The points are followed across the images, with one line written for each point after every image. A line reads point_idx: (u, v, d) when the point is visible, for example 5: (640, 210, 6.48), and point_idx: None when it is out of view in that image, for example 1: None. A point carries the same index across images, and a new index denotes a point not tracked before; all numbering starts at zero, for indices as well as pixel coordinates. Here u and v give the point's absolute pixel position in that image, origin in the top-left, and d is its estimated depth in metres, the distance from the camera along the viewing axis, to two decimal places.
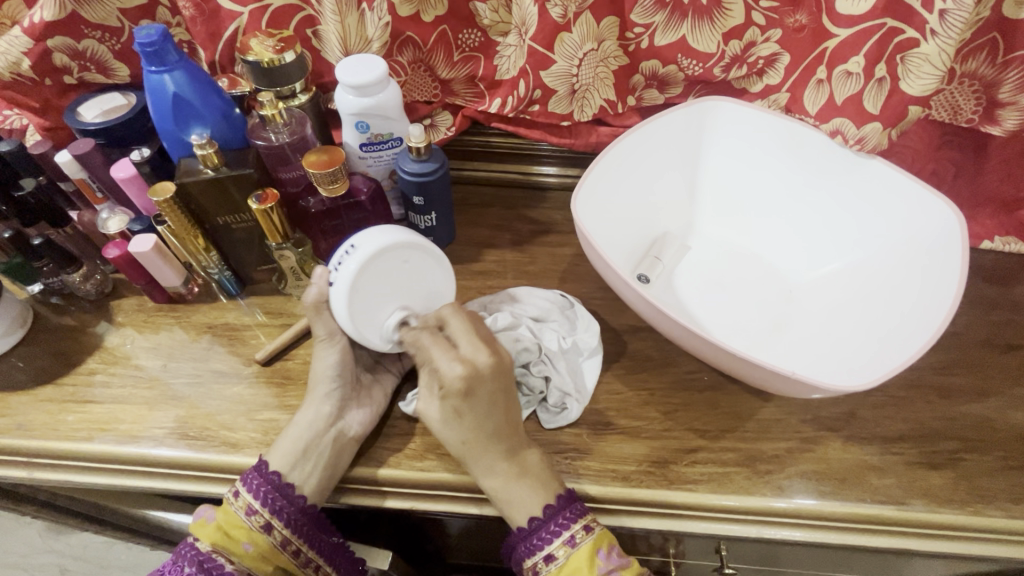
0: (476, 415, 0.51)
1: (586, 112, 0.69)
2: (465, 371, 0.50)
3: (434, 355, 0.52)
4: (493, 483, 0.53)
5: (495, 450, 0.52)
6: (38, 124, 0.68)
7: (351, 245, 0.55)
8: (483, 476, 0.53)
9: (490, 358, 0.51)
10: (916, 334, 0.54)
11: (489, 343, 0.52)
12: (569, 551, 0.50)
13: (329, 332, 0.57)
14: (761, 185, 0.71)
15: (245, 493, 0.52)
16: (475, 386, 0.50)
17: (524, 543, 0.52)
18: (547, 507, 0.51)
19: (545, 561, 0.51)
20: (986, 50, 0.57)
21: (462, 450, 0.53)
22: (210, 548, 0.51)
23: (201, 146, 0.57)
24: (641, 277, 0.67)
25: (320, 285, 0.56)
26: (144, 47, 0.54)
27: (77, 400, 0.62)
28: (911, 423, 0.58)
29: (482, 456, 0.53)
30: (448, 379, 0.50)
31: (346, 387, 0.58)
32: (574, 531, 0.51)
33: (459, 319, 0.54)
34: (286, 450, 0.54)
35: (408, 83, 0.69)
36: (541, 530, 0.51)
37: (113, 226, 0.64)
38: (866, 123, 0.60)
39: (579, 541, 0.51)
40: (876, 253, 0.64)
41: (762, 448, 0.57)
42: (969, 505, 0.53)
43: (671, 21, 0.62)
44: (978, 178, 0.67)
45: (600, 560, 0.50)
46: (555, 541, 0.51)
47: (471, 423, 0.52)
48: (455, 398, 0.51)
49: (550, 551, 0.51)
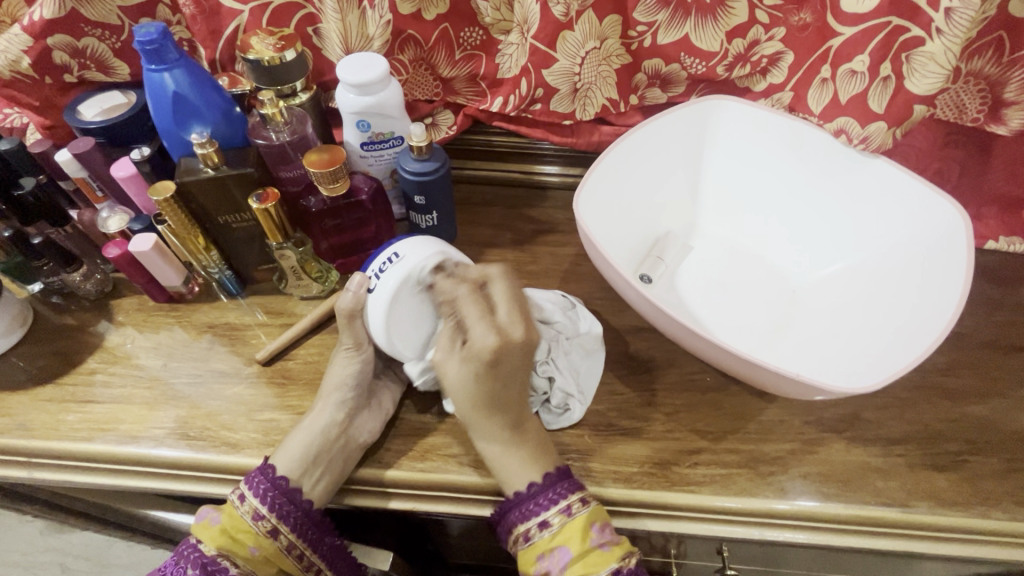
0: (496, 381, 0.53)
1: (589, 110, 0.68)
2: (498, 341, 0.52)
3: (469, 316, 0.54)
4: (489, 450, 0.54)
5: (500, 420, 0.53)
6: (39, 122, 0.68)
7: (396, 254, 0.56)
8: (483, 441, 0.54)
9: (523, 335, 0.53)
10: (921, 335, 0.54)
11: (525, 320, 0.54)
12: (564, 521, 0.50)
13: (355, 342, 0.58)
14: (764, 185, 0.71)
15: (252, 497, 0.52)
16: (503, 353, 0.52)
17: (517, 508, 0.52)
18: (545, 476, 0.51)
19: (537, 527, 0.51)
20: (992, 48, 0.56)
21: (470, 411, 0.53)
22: (215, 551, 0.51)
23: (201, 145, 0.56)
24: (643, 277, 0.66)
25: (357, 292, 0.56)
26: (144, 45, 0.54)
27: (77, 399, 0.62)
28: (915, 424, 0.57)
29: (486, 421, 0.53)
30: (477, 345, 0.52)
31: (358, 395, 0.57)
32: (570, 502, 0.50)
33: (501, 287, 0.55)
34: (295, 454, 0.54)
35: (409, 81, 0.68)
36: (538, 496, 0.51)
37: (113, 224, 0.64)
38: (871, 122, 0.59)
39: (574, 512, 0.50)
40: (879, 253, 0.63)
41: (764, 450, 0.56)
42: (973, 507, 0.53)
43: (673, 20, 0.61)
44: (983, 177, 0.66)
45: (593, 533, 0.50)
46: (551, 510, 0.50)
47: (486, 385, 0.53)
48: (477, 361, 0.52)
49: (544, 518, 0.50)
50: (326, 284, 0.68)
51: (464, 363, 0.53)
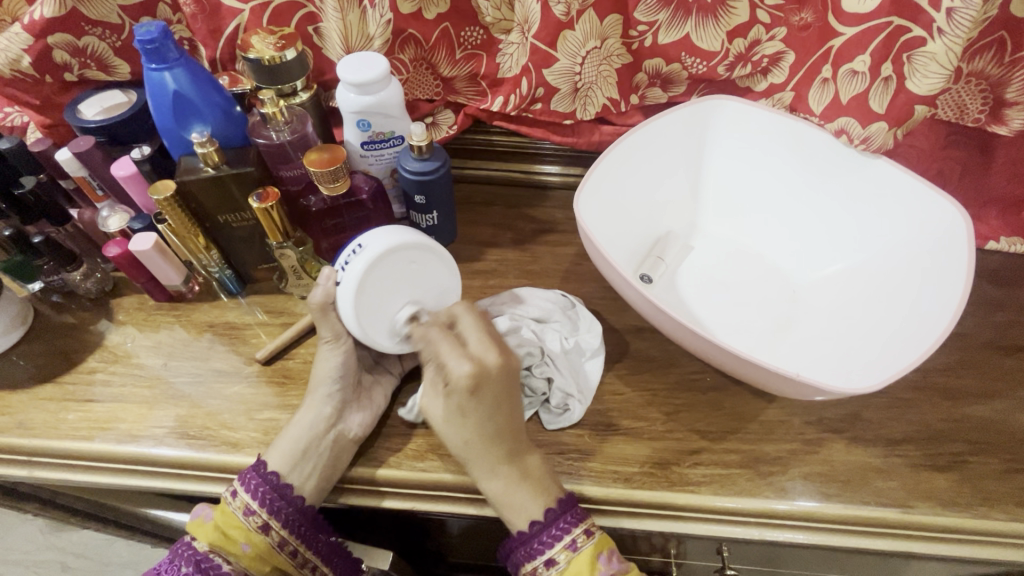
0: (480, 415, 0.51)
1: (589, 110, 0.68)
2: (472, 369, 0.50)
3: (443, 352, 0.52)
4: (495, 487, 0.52)
5: (498, 454, 0.52)
6: (39, 122, 0.68)
7: (359, 244, 0.55)
8: (484, 478, 0.53)
9: (499, 359, 0.51)
10: (921, 336, 0.54)
11: (499, 344, 0.52)
12: (570, 556, 0.50)
13: (334, 334, 0.57)
14: (764, 185, 0.71)
15: (243, 493, 0.52)
16: (482, 384, 0.50)
17: (524, 547, 0.52)
18: (549, 510, 0.51)
19: (545, 566, 0.51)
20: (993, 49, 0.56)
21: (465, 449, 0.52)
22: (207, 548, 0.52)
23: (202, 144, 0.56)
24: (643, 277, 0.66)
25: (327, 286, 0.56)
26: (145, 44, 0.54)
27: (77, 398, 0.62)
28: (916, 425, 0.57)
29: (484, 457, 0.52)
30: (455, 377, 0.50)
31: (346, 388, 0.57)
32: (575, 535, 0.51)
33: (470, 318, 0.54)
34: (285, 451, 0.54)
35: (410, 81, 0.68)
36: (543, 534, 0.51)
37: (113, 224, 0.64)
38: (872, 122, 0.59)
39: (580, 546, 0.50)
40: (879, 253, 0.63)
41: (765, 450, 0.56)
42: (974, 508, 0.53)
43: (675, 19, 0.61)
44: (984, 178, 0.66)
45: (601, 565, 0.50)
46: (556, 546, 0.51)
47: (476, 421, 0.51)
48: (458, 395, 0.50)
49: (551, 555, 0.51)
50: None
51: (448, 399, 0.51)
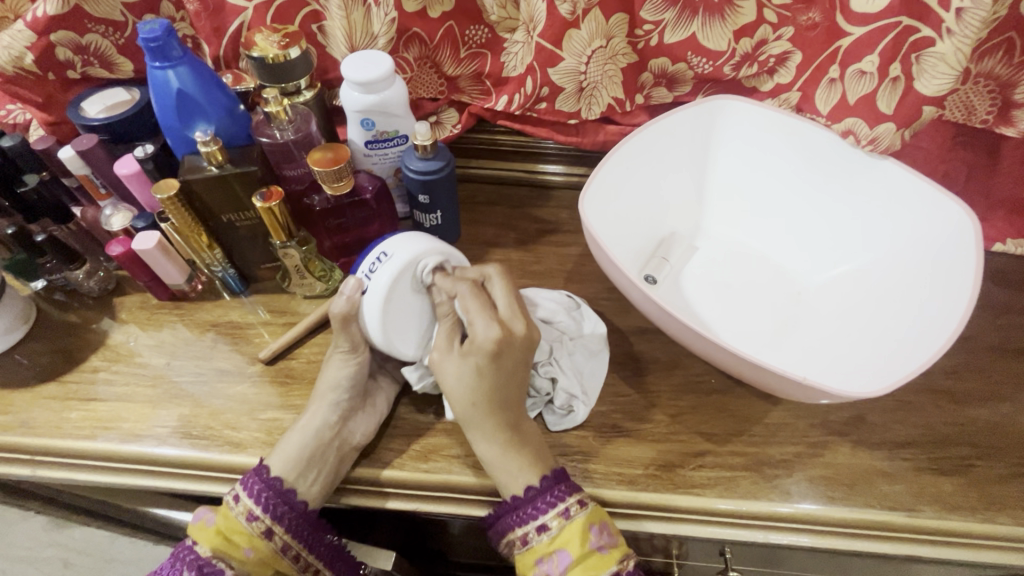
0: (499, 371, 0.53)
1: (594, 109, 0.68)
2: (501, 333, 0.52)
3: (471, 309, 0.54)
4: (488, 450, 0.53)
5: (499, 418, 0.53)
6: (42, 119, 0.68)
7: (385, 252, 0.55)
8: (479, 441, 0.53)
9: (525, 327, 0.54)
10: (928, 339, 0.54)
11: (525, 315, 0.55)
12: (562, 523, 0.50)
13: (351, 344, 0.57)
14: (770, 185, 0.70)
15: (246, 498, 0.52)
16: (507, 345, 0.52)
17: (515, 512, 0.51)
18: (543, 479, 0.51)
19: (536, 532, 0.50)
20: (1002, 49, 0.56)
21: (467, 410, 0.53)
22: (210, 553, 0.51)
23: (205, 143, 0.56)
24: (649, 278, 0.66)
25: (351, 295, 0.55)
26: (148, 42, 0.53)
27: (80, 397, 0.61)
28: (921, 428, 0.57)
29: (486, 420, 0.53)
30: (481, 336, 0.52)
31: (354, 396, 0.57)
32: (569, 504, 0.50)
33: (499, 286, 0.56)
34: (290, 456, 0.54)
35: (414, 79, 0.68)
36: (538, 500, 0.50)
37: (116, 223, 0.64)
38: (879, 123, 0.59)
39: (573, 514, 0.50)
40: (886, 255, 0.63)
41: (769, 452, 0.56)
42: (979, 512, 0.52)
43: (681, 19, 0.61)
44: (991, 179, 0.66)
45: (592, 534, 0.50)
46: (549, 513, 0.50)
47: (490, 380, 0.52)
48: (481, 353, 0.52)
49: (542, 521, 0.50)
50: (330, 282, 0.68)
51: (467, 355, 0.53)
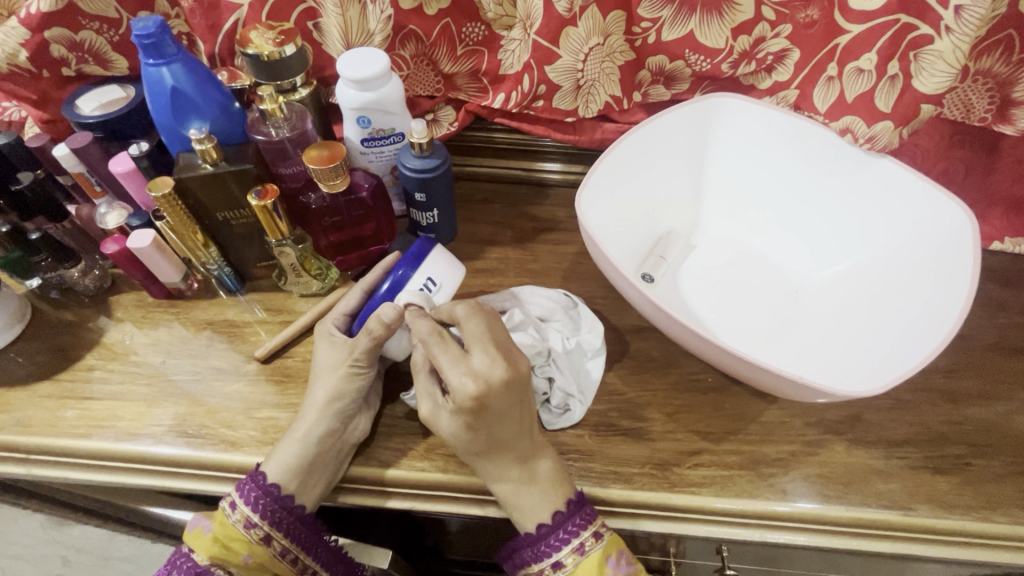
0: (489, 424, 0.50)
1: (591, 107, 0.67)
2: (476, 389, 0.48)
3: (443, 362, 0.50)
4: (503, 489, 0.53)
5: (506, 458, 0.52)
6: (37, 117, 0.67)
7: (433, 282, 0.57)
8: (494, 481, 0.53)
9: (506, 375, 0.49)
10: (926, 336, 0.54)
11: (504, 355, 0.50)
12: (578, 559, 0.51)
13: (366, 361, 0.56)
14: (766, 183, 0.70)
15: (243, 506, 0.51)
16: (486, 400, 0.48)
17: (531, 548, 0.52)
18: (556, 514, 0.51)
19: (553, 568, 0.51)
20: (1002, 47, 0.55)
21: (472, 457, 0.52)
22: (208, 561, 0.52)
23: (200, 140, 0.56)
24: (645, 277, 0.66)
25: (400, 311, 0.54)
26: (142, 39, 0.53)
27: (76, 396, 0.61)
28: (918, 427, 0.57)
29: (493, 464, 0.52)
30: (458, 395, 0.48)
31: (353, 402, 0.56)
32: (585, 539, 0.51)
33: (473, 324, 0.51)
34: (288, 464, 0.53)
35: (410, 77, 0.68)
36: (550, 539, 0.51)
37: (111, 220, 0.63)
38: (877, 121, 0.58)
39: (588, 549, 0.51)
40: (883, 253, 0.63)
41: (765, 451, 0.56)
42: (975, 510, 0.52)
43: (678, 16, 0.60)
44: (989, 178, 0.65)
45: (608, 567, 0.51)
46: (565, 549, 0.51)
47: (486, 433, 0.50)
48: (465, 413, 0.49)
49: (558, 557, 0.51)
50: (326, 282, 0.68)
51: (454, 413, 0.50)
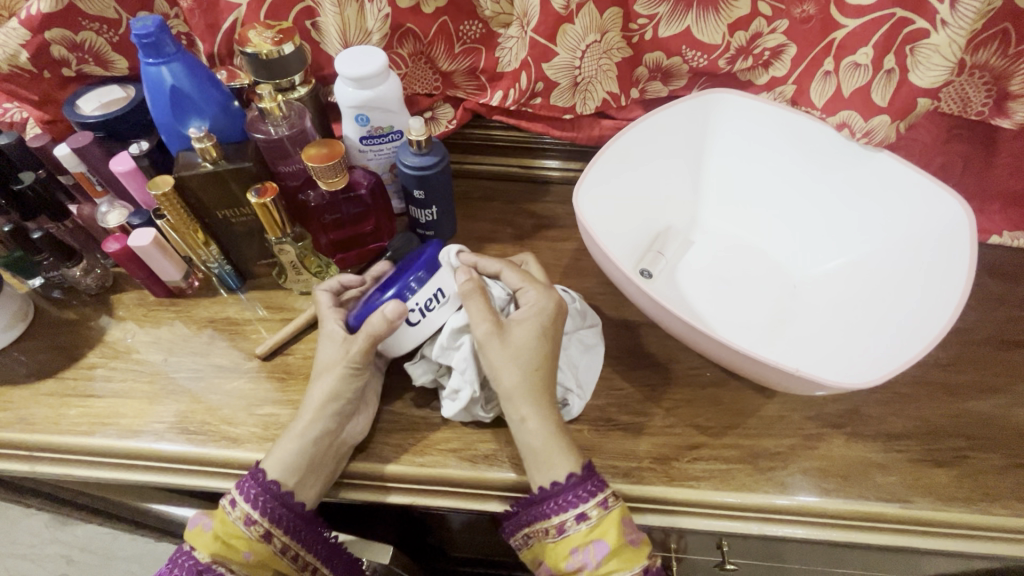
0: (551, 343, 0.55)
1: (589, 104, 0.67)
2: (558, 298, 0.56)
3: (522, 282, 0.58)
4: (540, 427, 0.52)
5: (549, 391, 0.54)
6: (38, 117, 0.68)
7: (441, 291, 0.55)
8: (530, 416, 0.52)
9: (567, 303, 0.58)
10: (922, 328, 0.54)
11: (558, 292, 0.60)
12: (602, 513, 0.50)
13: (363, 362, 0.55)
14: (764, 178, 0.70)
15: (243, 503, 0.52)
16: (561, 315, 0.56)
17: (554, 499, 0.50)
18: (586, 466, 0.51)
19: (574, 520, 0.50)
20: (998, 40, 0.56)
21: (520, 383, 0.53)
22: (209, 558, 0.52)
23: (199, 139, 0.56)
24: (644, 273, 0.66)
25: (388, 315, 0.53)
26: (141, 39, 0.53)
27: (78, 394, 0.62)
28: (916, 420, 0.57)
29: (536, 394, 0.53)
30: (542, 303, 0.56)
31: (351, 402, 0.55)
32: (608, 495, 0.50)
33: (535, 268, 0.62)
34: (287, 462, 0.53)
35: (409, 75, 0.68)
36: (577, 488, 0.50)
37: (113, 219, 0.64)
38: (874, 115, 0.58)
39: (611, 505, 0.50)
40: (880, 247, 0.63)
41: (764, 445, 0.56)
42: (973, 502, 0.52)
43: (675, 13, 0.60)
44: (986, 171, 0.65)
45: (626, 529, 0.50)
46: (590, 502, 0.50)
47: (549, 345, 0.55)
48: (542, 317, 0.55)
49: (582, 510, 0.50)
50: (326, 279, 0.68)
51: (529, 319, 0.55)
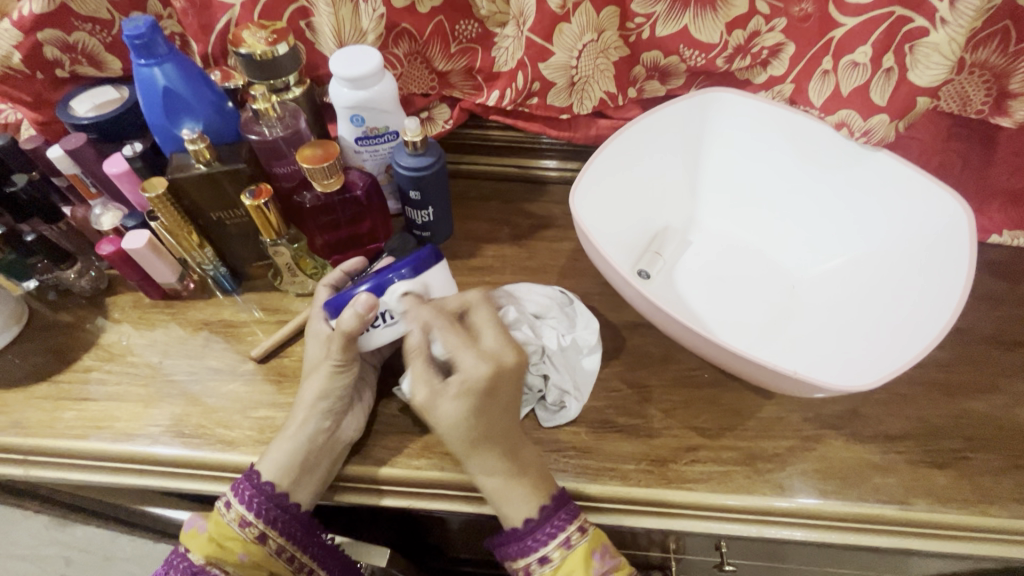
0: (491, 410, 0.51)
1: (586, 104, 0.67)
2: (490, 368, 0.51)
3: (453, 344, 0.53)
4: (490, 484, 0.52)
5: (497, 449, 0.52)
6: (32, 118, 0.67)
7: (390, 314, 0.54)
8: (481, 476, 0.52)
9: (517, 358, 0.52)
10: (921, 329, 0.54)
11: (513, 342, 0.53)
12: (564, 553, 0.50)
13: (345, 359, 0.54)
14: (762, 177, 0.70)
15: (238, 504, 0.51)
16: (496, 384, 0.51)
17: (518, 543, 0.51)
18: (543, 509, 0.51)
19: (539, 562, 0.51)
20: (997, 38, 0.55)
21: (464, 448, 0.52)
22: (204, 560, 0.51)
23: (192, 141, 0.56)
24: (641, 273, 0.65)
25: (358, 310, 0.51)
26: (133, 39, 0.53)
27: (73, 397, 0.61)
28: (915, 421, 0.57)
29: (481, 456, 0.52)
30: (470, 376, 0.51)
31: (341, 400, 0.55)
32: (569, 533, 0.50)
33: (483, 312, 0.55)
34: (281, 463, 0.53)
35: (404, 75, 0.68)
36: (537, 532, 0.51)
37: (106, 221, 0.63)
38: (873, 114, 0.58)
39: (574, 543, 0.50)
40: (880, 247, 0.63)
41: (762, 447, 0.56)
42: (973, 504, 0.52)
43: (672, 11, 0.60)
44: (986, 170, 0.65)
45: (594, 562, 0.50)
46: (550, 544, 0.50)
47: (490, 414, 0.51)
48: (471, 393, 0.50)
49: (544, 553, 0.51)
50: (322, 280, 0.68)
51: (456, 394, 0.51)
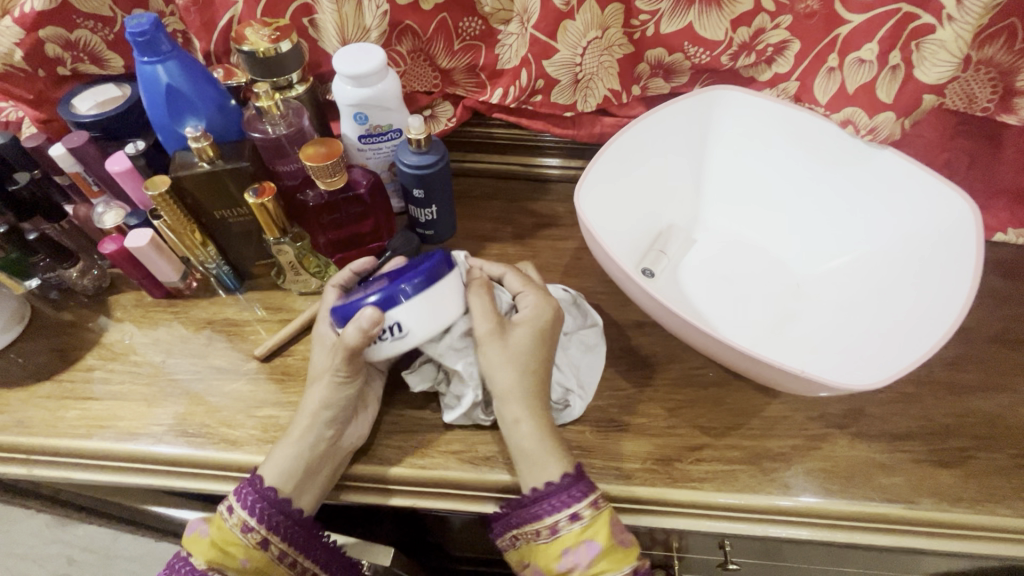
0: (541, 354, 0.55)
1: (590, 102, 0.67)
2: (551, 311, 0.56)
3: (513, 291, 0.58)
4: (528, 431, 0.52)
5: (539, 397, 0.54)
6: (33, 117, 0.67)
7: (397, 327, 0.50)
8: (517, 425, 0.52)
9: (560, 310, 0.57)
10: (928, 328, 0.53)
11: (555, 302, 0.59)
12: (595, 513, 0.49)
13: (349, 372, 0.53)
14: (767, 176, 0.69)
15: (240, 510, 0.51)
16: (548, 327, 0.56)
17: (545, 502, 0.50)
18: (572, 471, 0.50)
19: (567, 520, 0.49)
20: (1003, 36, 0.55)
21: (508, 389, 0.53)
22: (206, 565, 0.51)
23: (196, 139, 0.56)
24: (646, 272, 0.65)
25: (363, 325, 0.49)
26: (135, 37, 0.53)
27: (76, 396, 0.61)
28: (922, 420, 0.57)
29: (528, 399, 0.53)
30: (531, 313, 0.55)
31: (345, 408, 0.54)
32: (600, 496, 0.50)
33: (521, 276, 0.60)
34: (283, 469, 0.52)
35: (407, 73, 0.67)
36: (572, 489, 0.49)
37: (109, 220, 0.63)
38: (879, 112, 0.58)
39: (602, 506, 0.50)
40: (885, 246, 0.62)
41: (766, 446, 0.56)
42: (978, 503, 0.52)
43: (677, 9, 0.60)
44: (992, 168, 0.65)
45: (616, 529, 0.50)
46: (583, 502, 0.49)
47: (545, 351, 0.55)
48: (537, 325, 0.55)
49: (574, 510, 0.49)
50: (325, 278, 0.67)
51: (526, 322, 0.55)
